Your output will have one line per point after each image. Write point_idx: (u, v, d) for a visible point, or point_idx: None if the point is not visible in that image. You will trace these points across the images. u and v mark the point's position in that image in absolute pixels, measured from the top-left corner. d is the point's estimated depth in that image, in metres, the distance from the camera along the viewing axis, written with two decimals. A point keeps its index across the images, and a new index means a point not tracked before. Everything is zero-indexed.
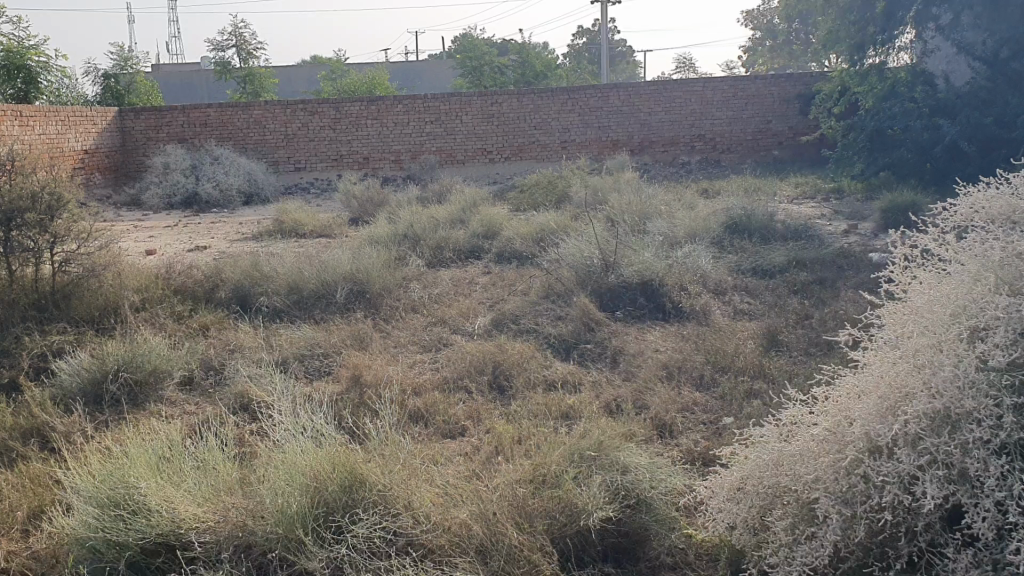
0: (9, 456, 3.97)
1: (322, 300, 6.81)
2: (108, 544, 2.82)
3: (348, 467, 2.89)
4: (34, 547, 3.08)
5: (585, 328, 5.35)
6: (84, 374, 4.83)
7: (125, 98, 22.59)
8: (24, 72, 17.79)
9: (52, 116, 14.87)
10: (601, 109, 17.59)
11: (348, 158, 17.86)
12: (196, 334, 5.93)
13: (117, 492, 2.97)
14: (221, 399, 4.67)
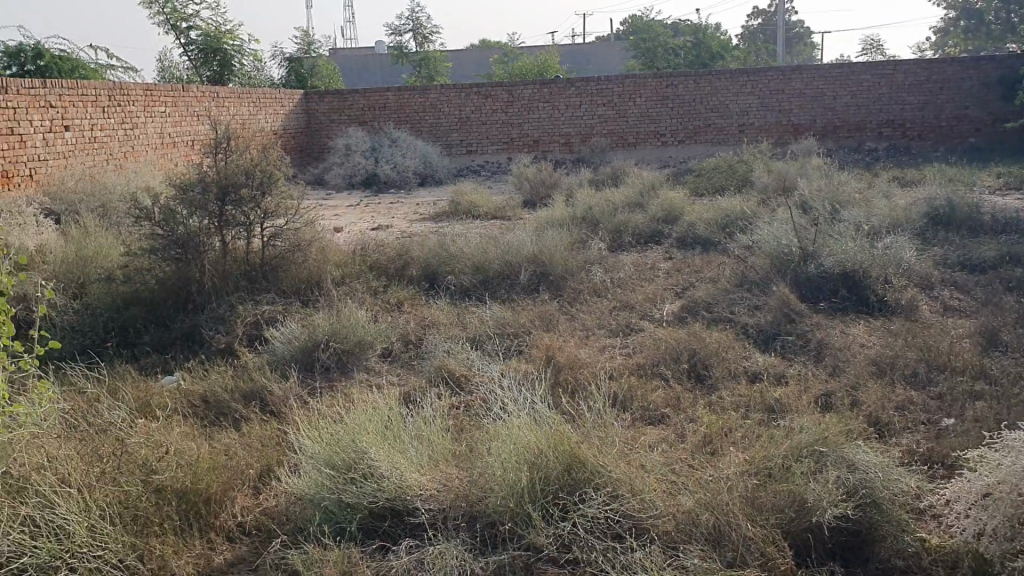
0: (232, 416, 4.20)
1: (506, 280, 6.91)
2: (340, 506, 2.95)
3: (570, 444, 2.92)
4: (266, 503, 3.25)
5: (784, 319, 5.19)
6: (294, 343, 5.09)
7: (308, 81, 23.62)
8: (220, 55, 18.92)
9: (245, 98, 15.73)
10: (782, 92, 16.98)
11: (519, 141, 18.08)
12: (391, 310, 6.14)
13: (346, 458, 3.11)
14: (423, 373, 4.81)
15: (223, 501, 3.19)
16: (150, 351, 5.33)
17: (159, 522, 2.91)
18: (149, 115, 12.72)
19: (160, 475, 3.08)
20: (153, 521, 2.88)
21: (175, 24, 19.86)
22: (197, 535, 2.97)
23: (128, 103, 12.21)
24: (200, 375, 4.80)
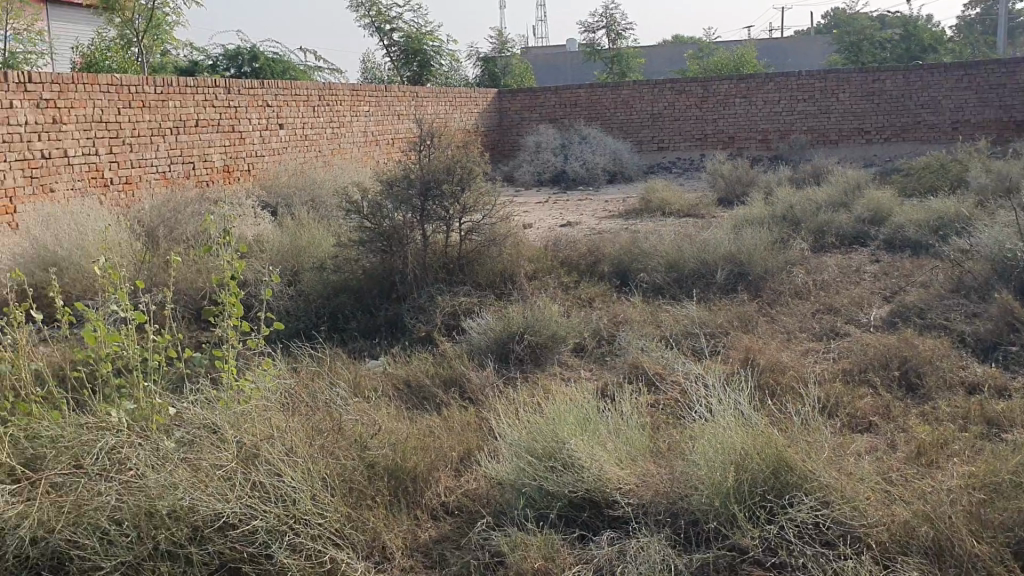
0: (433, 401, 4.34)
1: (701, 279, 6.80)
2: (541, 492, 3.01)
3: (776, 446, 2.86)
4: (467, 485, 3.35)
5: (1007, 328, 4.83)
6: (491, 334, 5.23)
7: (501, 80, 24.12)
8: (420, 55, 19.65)
9: (442, 98, 16.27)
10: (1005, 86, 15.76)
11: (714, 137, 17.72)
12: (585, 305, 6.17)
13: (547, 446, 3.17)
14: (617, 369, 4.82)
15: (428, 480, 3.31)
16: (357, 336, 5.60)
17: (371, 496, 3.05)
18: (355, 114, 13.38)
19: (372, 452, 3.24)
20: (367, 495, 3.03)
21: (379, 26, 20.77)
22: (405, 510, 3.09)
23: (336, 103, 12.88)
24: (403, 361, 5.01)
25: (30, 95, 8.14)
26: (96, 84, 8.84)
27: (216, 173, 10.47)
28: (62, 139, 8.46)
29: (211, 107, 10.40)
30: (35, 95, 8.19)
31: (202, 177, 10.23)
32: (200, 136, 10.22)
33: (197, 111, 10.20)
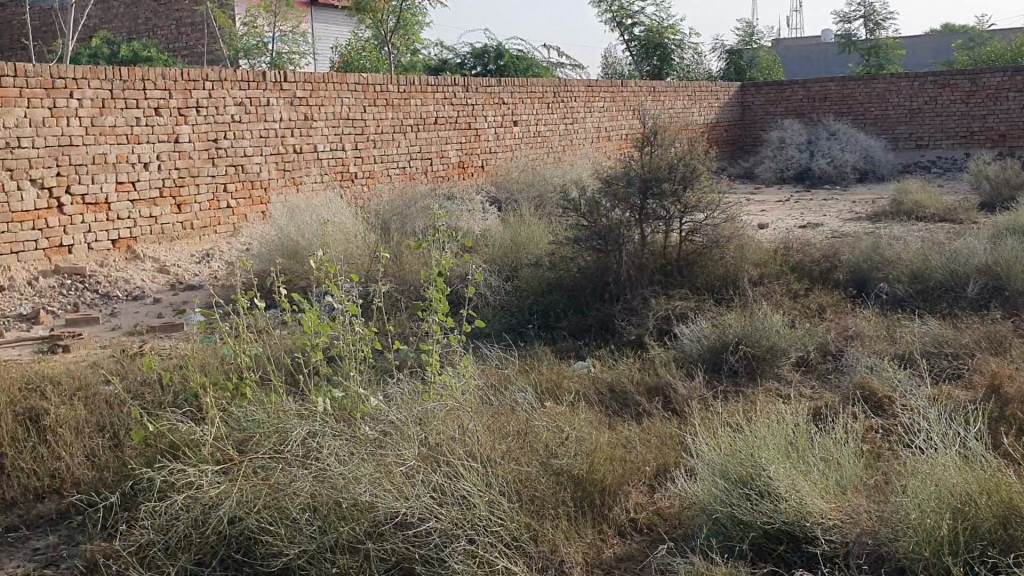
0: (635, 409, 4.18)
1: (949, 292, 6.17)
2: (732, 520, 2.80)
3: (1004, 494, 2.55)
4: (659, 504, 3.15)
5: None
6: (704, 342, 4.99)
7: (746, 73, 23.30)
8: (661, 50, 19.36)
9: (680, 93, 15.93)
10: None
11: (981, 135, 16.17)
12: (812, 315, 5.73)
13: (744, 469, 2.94)
14: (840, 389, 4.44)
15: (618, 494, 3.15)
16: (567, 336, 5.53)
17: (554, 506, 2.95)
18: (589, 110, 13.36)
19: (560, 461, 3.14)
20: (549, 504, 2.93)
21: (621, 21, 20.66)
22: (589, 524, 2.96)
23: (572, 98, 12.90)
24: (609, 365, 4.87)
25: (285, 93, 8.75)
26: (344, 82, 9.34)
27: (452, 168, 10.82)
28: (311, 135, 9.04)
29: (449, 104, 10.71)
30: (289, 93, 8.79)
31: (438, 172, 10.60)
32: (439, 132, 10.57)
33: (436, 109, 10.54)
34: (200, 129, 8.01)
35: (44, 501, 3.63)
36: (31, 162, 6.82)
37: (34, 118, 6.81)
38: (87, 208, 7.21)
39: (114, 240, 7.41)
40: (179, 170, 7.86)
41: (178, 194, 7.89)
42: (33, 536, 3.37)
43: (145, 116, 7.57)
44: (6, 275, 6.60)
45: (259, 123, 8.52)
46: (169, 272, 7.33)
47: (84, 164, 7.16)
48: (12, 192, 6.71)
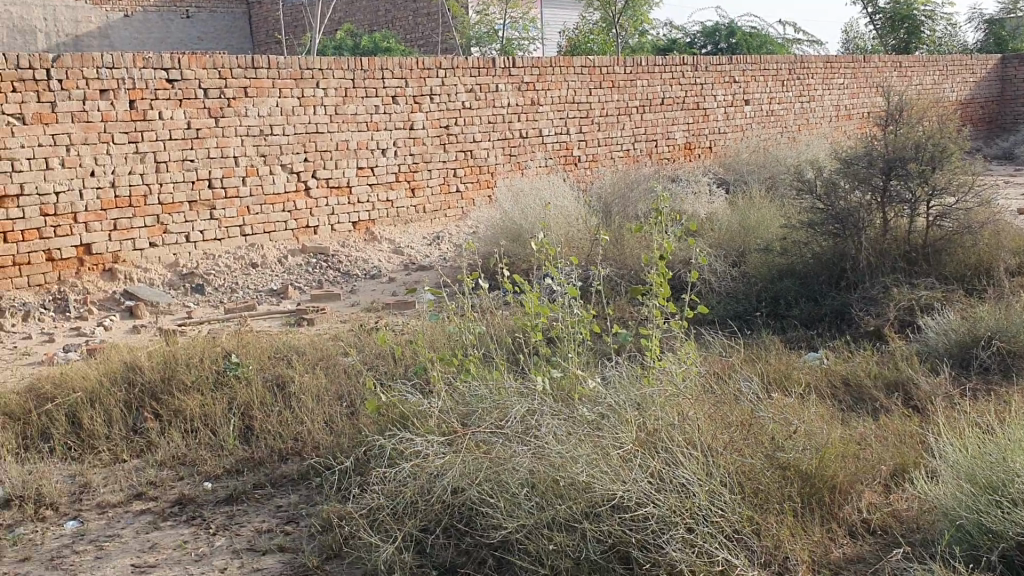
0: (872, 404, 3.91)
1: None
2: (979, 529, 2.57)
3: None
4: (896, 505, 2.94)
5: None
6: (951, 336, 4.59)
7: (1008, 44, 21.29)
8: (908, 22, 18.07)
9: (930, 67, 14.80)
10: None
11: None
12: None
13: (994, 475, 2.68)
14: None
15: (849, 492, 2.97)
16: (797, 325, 5.28)
17: (778, 501, 2.82)
18: (827, 87, 12.67)
19: (786, 454, 2.99)
20: (774, 498, 2.81)
21: None
22: (817, 522, 2.81)
23: (808, 75, 12.28)
24: (843, 356, 4.59)
25: (513, 78, 8.90)
26: (571, 66, 9.37)
27: (678, 150, 10.64)
28: (538, 119, 9.15)
29: (678, 85, 10.50)
30: (518, 78, 8.93)
31: (664, 154, 10.44)
32: (665, 113, 10.40)
33: (664, 89, 10.36)
34: (433, 115, 8.32)
35: (288, 462, 3.92)
36: (282, 148, 7.35)
37: (285, 107, 7.34)
38: (330, 191, 7.70)
39: (354, 222, 7.88)
40: (414, 156, 8.22)
41: (412, 178, 8.25)
42: (277, 494, 3.66)
43: (383, 104, 7.96)
44: (260, 253, 7.18)
45: (488, 108, 8.73)
46: (403, 252, 7.71)
47: (328, 150, 7.63)
48: (266, 176, 7.27)
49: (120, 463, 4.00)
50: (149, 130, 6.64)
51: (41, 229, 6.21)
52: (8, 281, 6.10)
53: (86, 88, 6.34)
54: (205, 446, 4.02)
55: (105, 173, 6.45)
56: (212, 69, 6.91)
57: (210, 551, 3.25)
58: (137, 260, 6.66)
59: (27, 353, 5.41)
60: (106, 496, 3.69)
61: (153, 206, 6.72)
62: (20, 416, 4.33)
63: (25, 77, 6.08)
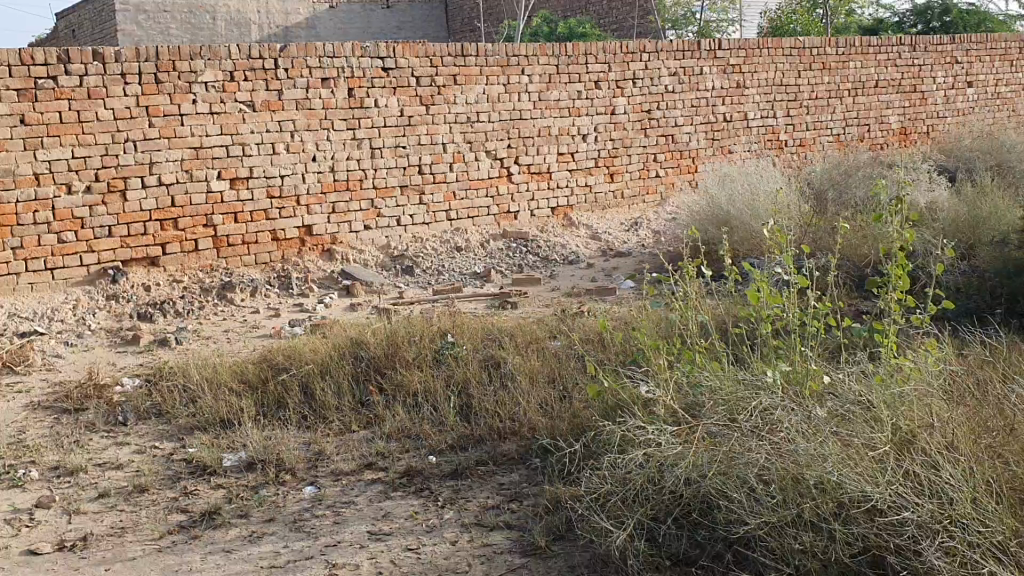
0: None
1: None
2: None
3: None
4: None
5: None
6: None
7: None
8: None
9: None
10: None
11: None
12: None
13: None
14: None
15: None
16: None
17: None
18: None
19: None
20: None
21: None
22: None
23: None
24: None
25: (719, 61, 8.68)
26: (780, 47, 9.05)
27: (891, 135, 10.10)
28: (743, 103, 8.91)
29: (893, 66, 9.95)
30: (724, 61, 8.71)
31: (876, 140, 9.95)
32: (879, 97, 9.90)
33: (878, 72, 9.84)
34: (636, 100, 8.25)
35: (507, 441, 4.00)
36: (487, 135, 7.51)
37: (491, 93, 7.47)
38: (532, 177, 7.79)
39: (554, 207, 7.95)
40: (614, 141, 8.19)
41: (612, 164, 8.23)
42: (499, 472, 3.75)
43: (587, 89, 7.96)
44: (465, 237, 7.39)
45: (692, 92, 8.57)
46: (601, 239, 7.73)
47: (531, 136, 7.73)
48: (471, 162, 7.45)
49: (349, 433, 4.21)
50: (365, 118, 6.92)
51: (268, 211, 6.63)
52: (239, 258, 6.56)
53: (309, 76, 6.67)
54: (427, 421, 4.18)
55: (325, 159, 6.79)
56: (424, 58, 7.12)
57: (440, 523, 3.37)
58: (353, 242, 6.99)
59: (257, 326, 5.78)
60: (340, 464, 3.90)
61: (368, 191, 7.02)
62: (258, 386, 4.64)
63: (255, 67, 6.46)
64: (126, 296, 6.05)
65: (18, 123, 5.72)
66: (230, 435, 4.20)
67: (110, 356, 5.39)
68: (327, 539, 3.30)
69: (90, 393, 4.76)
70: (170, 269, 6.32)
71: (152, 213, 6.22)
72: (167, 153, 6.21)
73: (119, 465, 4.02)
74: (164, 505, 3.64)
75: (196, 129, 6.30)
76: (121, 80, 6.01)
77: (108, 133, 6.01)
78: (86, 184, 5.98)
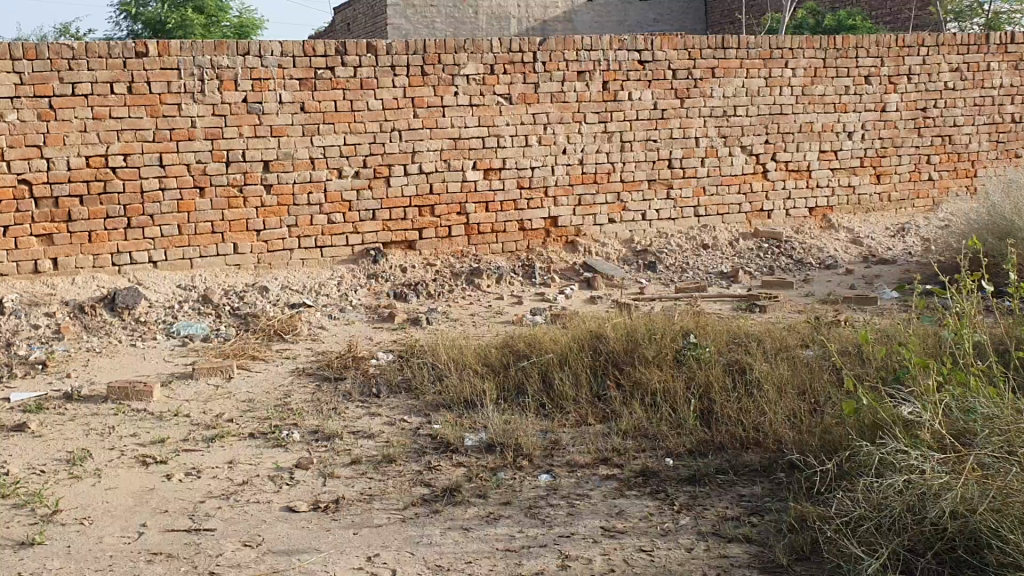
0: None
1: None
2: None
3: None
4: None
5: None
6: None
7: None
8: None
9: None
10: None
11: None
12: None
13: None
14: None
15: None
16: None
17: None
18: None
19: None
20: None
21: None
22: None
23: None
24: None
25: (1010, 56, 7.93)
26: None
27: None
28: None
29: None
30: (1016, 56, 7.95)
31: None
32: None
33: None
34: (910, 97, 7.71)
35: (748, 451, 3.86)
36: (744, 129, 7.28)
37: (751, 87, 7.23)
38: (789, 174, 7.48)
39: (811, 208, 7.60)
40: (883, 140, 7.70)
41: (878, 164, 7.74)
42: (740, 483, 3.62)
43: (855, 84, 7.51)
44: (712, 235, 7.26)
45: (975, 90, 7.89)
46: (862, 244, 7.41)
47: (791, 131, 7.41)
48: (725, 157, 7.26)
49: (586, 426, 4.24)
50: (618, 111, 6.92)
51: (517, 201, 6.79)
52: (488, 245, 6.78)
53: (566, 69, 6.75)
54: (666, 422, 4.11)
55: (575, 152, 6.87)
56: (682, 50, 7.00)
57: (675, 528, 3.29)
58: (596, 235, 7.04)
59: (502, 313, 5.99)
60: (576, 456, 3.91)
61: (615, 184, 7.02)
62: (500, 370, 4.76)
63: (515, 60, 6.62)
64: (384, 275, 6.40)
65: (299, 110, 6.16)
66: (472, 416, 4.33)
67: (366, 331, 5.74)
68: (561, 530, 3.30)
69: (348, 364, 5.08)
70: (425, 253, 6.63)
71: (411, 199, 6.54)
72: (428, 143, 6.50)
73: (371, 434, 4.24)
74: (409, 477, 3.78)
75: (456, 120, 6.54)
76: (391, 72, 6.33)
77: (376, 122, 6.35)
78: (355, 170, 6.36)
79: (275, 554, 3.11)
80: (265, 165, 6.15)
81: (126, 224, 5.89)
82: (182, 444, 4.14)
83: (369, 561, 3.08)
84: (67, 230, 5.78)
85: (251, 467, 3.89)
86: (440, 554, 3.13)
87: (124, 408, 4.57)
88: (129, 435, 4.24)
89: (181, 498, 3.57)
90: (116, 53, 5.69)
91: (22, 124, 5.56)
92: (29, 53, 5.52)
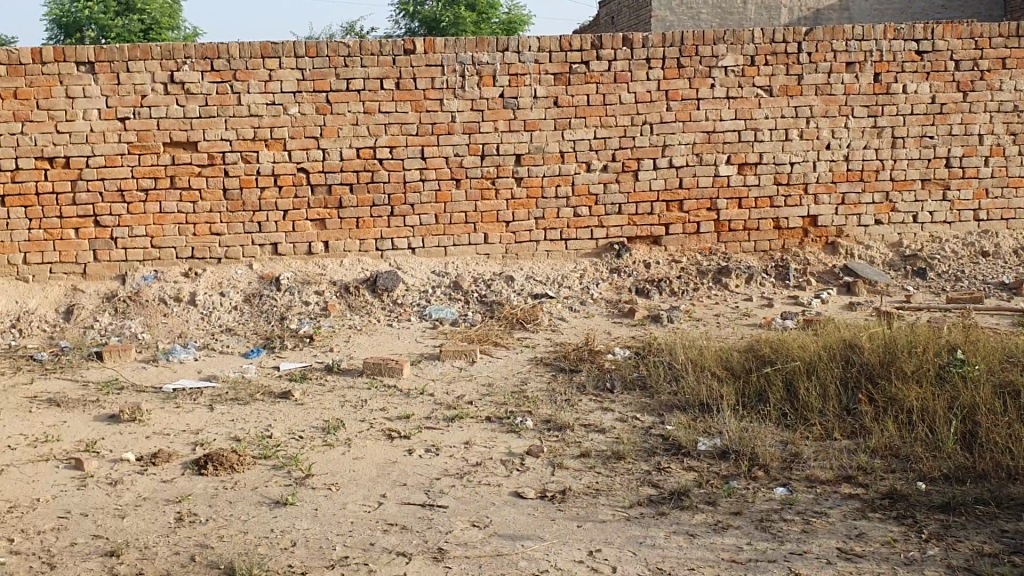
0: None
1: None
2: None
3: None
4: None
5: None
6: None
7: None
8: None
9: None
10: None
11: None
12: None
13: None
14: None
15: None
16: None
17: None
18: None
19: None
20: None
21: None
22: None
23: None
24: None
25: None
26: None
27: None
28: None
29: None
30: None
31: None
32: None
33: None
34: None
35: (1015, 483, 3.50)
36: None
37: None
38: None
39: None
40: None
41: None
42: (1002, 517, 3.28)
43: None
44: (993, 242, 6.73)
45: None
46: None
47: None
48: (1014, 156, 6.73)
49: (829, 440, 4.02)
50: (890, 104, 6.51)
51: (773, 198, 6.59)
52: (738, 244, 6.63)
53: (834, 60, 6.41)
54: (921, 443, 3.81)
55: (839, 147, 6.55)
56: (969, 39, 6.47)
57: (922, 558, 3.03)
58: (861, 236, 6.72)
59: (749, 314, 5.94)
60: (815, 471, 3.71)
61: (884, 182, 6.65)
62: (741, 375, 4.61)
63: (777, 51, 6.36)
64: (628, 270, 6.43)
65: (553, 104, 6.26)
66: (707, 420, 4.23)
67: (607, 326, 5.80)
68: (793, 546, 3.13)
69: (586, 356, 5.14)
70: (671, 249, 6.58)
71: (660, 194, 6.49)
72: (681, 137, 6.40)
73: (602, 429, 4.25)
74: (637, 476, 3.74)
75: (711, 113, 6.40)
76: (646, 65, 6.27)
77: (628, 116, 6.33)
78: (605, 163, 6.38)
79: (500, 538, 3.18)
80: (517, 159, 6.31)
81: (388, 212, 6.27)
82: (425, 422, 4.35)
83: (590, 556, 3.07)
84: (337, 216, 6.23)
85: (485, 450, 4.02)
86: (662, 557, 3.06)
87: (376, 383, 4.88)
88: (378, 409, 4.52)
89: (418, 474, 3.75)
90: (386, 50, 6.04)
91: (303, 117, 6.06)
92: (311, 51, 5.99)
